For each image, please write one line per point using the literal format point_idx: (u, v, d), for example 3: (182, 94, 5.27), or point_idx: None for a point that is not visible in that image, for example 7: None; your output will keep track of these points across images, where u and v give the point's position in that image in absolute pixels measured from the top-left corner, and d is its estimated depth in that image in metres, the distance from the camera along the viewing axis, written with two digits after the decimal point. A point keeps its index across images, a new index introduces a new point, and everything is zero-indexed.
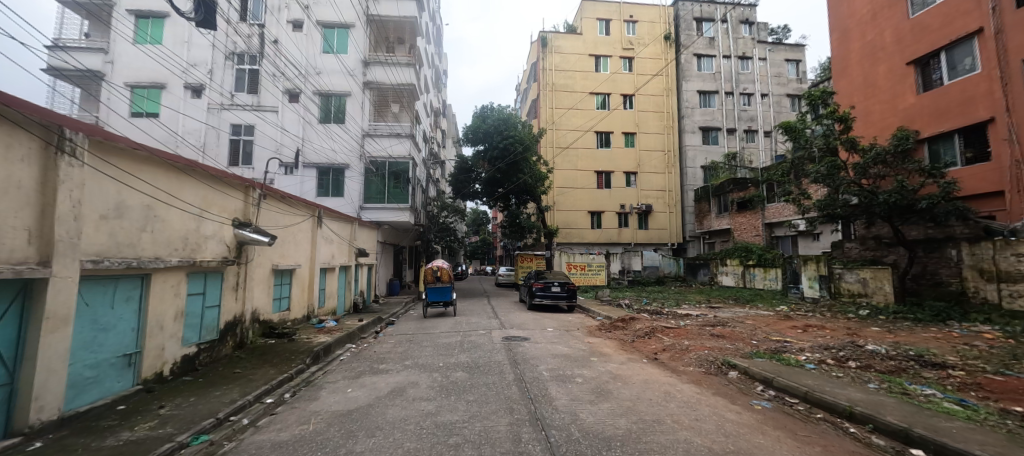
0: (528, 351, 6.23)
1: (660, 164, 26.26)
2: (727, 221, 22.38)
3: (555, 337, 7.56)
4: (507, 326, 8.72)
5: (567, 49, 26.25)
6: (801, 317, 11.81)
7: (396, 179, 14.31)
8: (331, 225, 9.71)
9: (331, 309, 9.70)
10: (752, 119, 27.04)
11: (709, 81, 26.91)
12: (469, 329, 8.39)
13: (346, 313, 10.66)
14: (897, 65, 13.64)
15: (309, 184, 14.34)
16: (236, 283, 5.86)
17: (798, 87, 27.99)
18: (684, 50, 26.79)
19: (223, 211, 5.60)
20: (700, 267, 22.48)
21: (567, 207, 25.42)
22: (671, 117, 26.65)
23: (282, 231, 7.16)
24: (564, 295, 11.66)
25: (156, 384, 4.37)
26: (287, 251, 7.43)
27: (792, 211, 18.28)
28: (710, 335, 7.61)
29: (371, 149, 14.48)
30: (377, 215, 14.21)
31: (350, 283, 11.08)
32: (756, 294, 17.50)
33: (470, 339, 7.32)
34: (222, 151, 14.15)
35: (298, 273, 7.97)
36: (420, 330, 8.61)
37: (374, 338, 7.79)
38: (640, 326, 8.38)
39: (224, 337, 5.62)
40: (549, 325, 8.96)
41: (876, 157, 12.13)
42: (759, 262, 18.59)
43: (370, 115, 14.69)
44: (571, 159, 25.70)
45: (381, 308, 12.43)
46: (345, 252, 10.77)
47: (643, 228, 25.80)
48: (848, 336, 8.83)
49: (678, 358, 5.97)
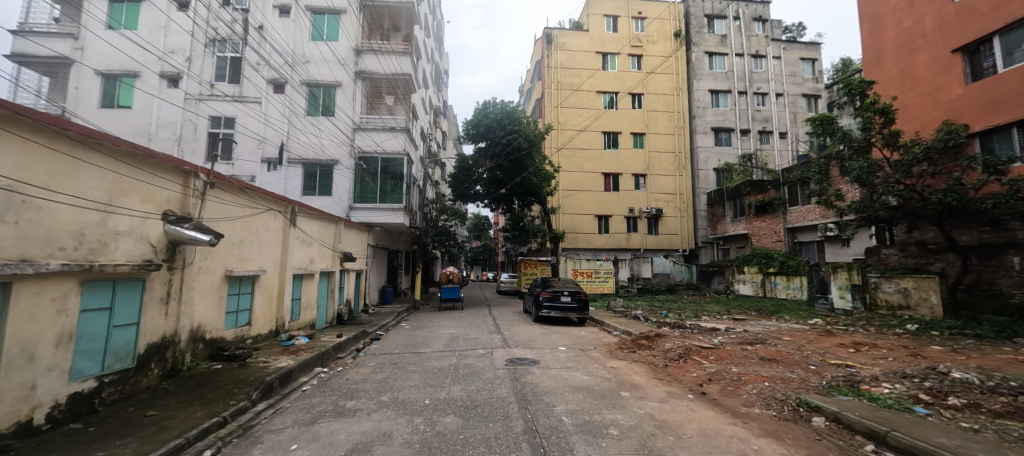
0: (539, 383, 4.88)
1: (671, 166, 24.98)
2: (744, 226, 20.97)
3: (571, 360, 6.22)
4: (512, 344, 7.38)
5: (572, 46, 25.17)
6: (843, 332, 10.46)
7: (388, 177, 13.11)
8: (309, 226, 8.43)
9: (308, 322, 8.40)
10: (767, 120, 25.80)
11: (720, 80, 25.79)
12: (466, 348, 7.07)
13: (327, 326, 9.37)
14: (940, 53, 12.39)
15: (294, 181, 13.05)
16: (166, 294, 4.57)
17: (814, 86, 26.76)
18: (694, 48, 25.74)
19: (147, 202, 4.34)
20: (714, 275, 21.09)
21: (572, 211, 24.15)
22: (682, 117, 25.44)
23: (237, 229, 5.91)
24: (575, 306, 10.34)
25: (17, 440, 2.97)
26: (247, 254, 6.19)
27: (818, 214, 16.95)
28: (757, 358, 6.24)
29: (362, 144, 13.29)
30: (369, 216, 12.95)
31: (332, 291, 9.78)
32: (780, 305, 16.12)
33: (466, 362, 6.00)
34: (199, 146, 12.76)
35: (262, 280, 6.71)
36: (409, 348, 7.28)
37: (351, 360, 6.49)
38: (669, 346, 7.00)
39: (145, 366, 4.30)
40: (560, 342, 7.61)
41: (927, 153, 10.76)
42: (782, 269, 17.24)
43: (362, 107, 13.51)
44: (577, 160, 24.49)
45: (370, 319, 11.12)
46: (327, 257, 9.51)
47: (653, 233, 24.46)
48: (915, 359, 7.44)
49: (732, 393, 4.64)
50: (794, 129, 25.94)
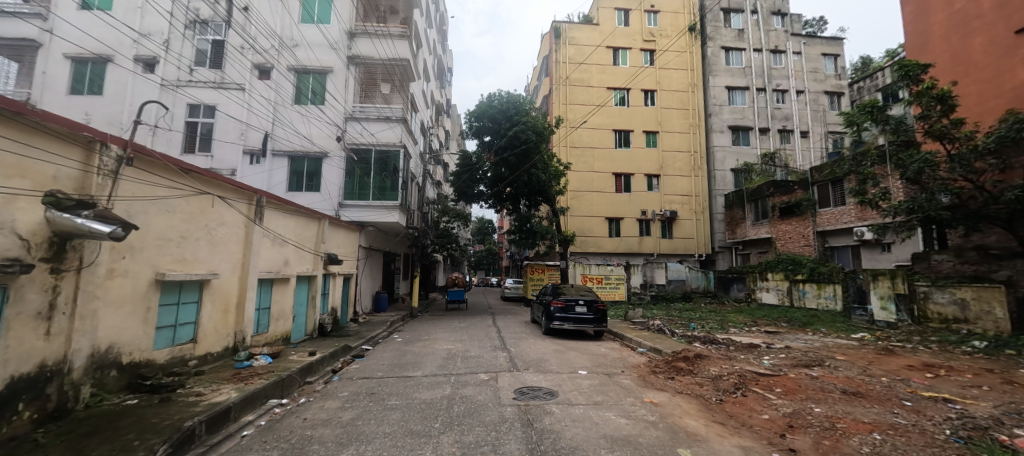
0: (561, 431, 3.52)
1: (686, 166, 23.64)
2: (767, 229, 19.51)
3: (597, 390, 4.86)
4: (520, 366, 6.01)
5: (582, 40, 23.98)
6: (904, 350, 9.02)
7: (382, 172, 11.87)
8: (282, 223, 7.19)
9: (279, 335, 7.13)
10: (787, 118, 24.43)
11: (737, 76, 24.50)
12: (465, 371, 5.73)
13: (305, 339, 8.08)
14: (1000, 34, 10.97)
15: (279, 175, 11.86)
16: (48, 307, 3.24)
17: (837, 83, 25.36)
18: (710, 43, 24.54)
19: (19, 174, 3.02)
20: (733, 282, 19.65)
21: (582, 213, 22.83)
22: (697, 114, 24.11)
23: (175, 222, 4.68)
24: (591, 318, 8.99)
25: None
26: (189, 254, 4.93)
27: (853, 217, 15.47)
28: (839, 392, 4.83)
29: (352, 135, 12.04)
30: (360, 214, 11.73)
31: (312, 299, 8.50)
32: (813, 316, 14.64)
33: (463, 394, 4.64)
34: (176, 136, 11.42)
35: (215, 286, 5.45)
36: (395, 370, 5.94)
37: (320, 387, 5.19)
38: (717, 372, 5.59)
39: (9, 408, 2.91)
40: (579, 363, 6.25)
41: (1000, 144, 9.28)
42: (812, 277, 15.80)
43: (355, 94, 12.29)
44: (587, 160, 23.21)
45: (358, 330, 9.83)
46: (307, 258, 8.25)
47: (667, 237, 23.06)
48: (1021, 390, 5.98)
49: (834, 450, 3.29)
50: (816, 128, 24.53)
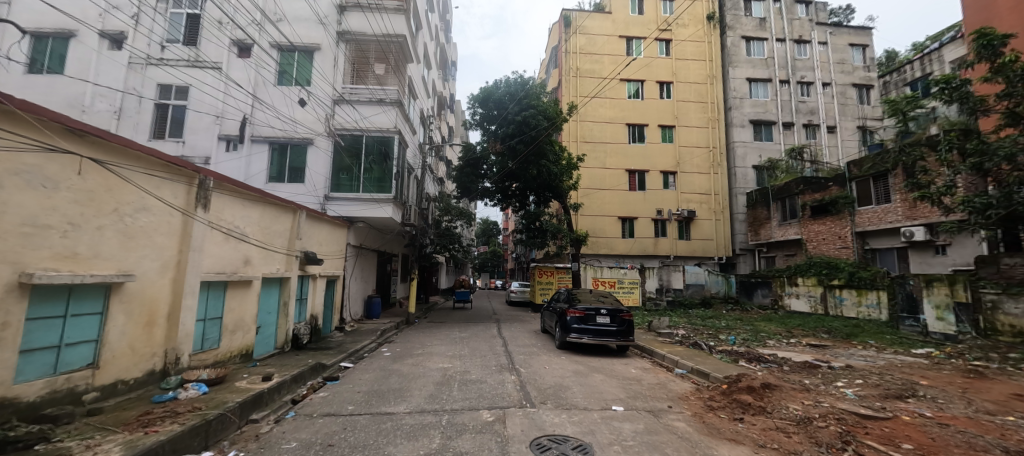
0: None
1: (704, 163, 22.18)
2: (796, 230, 17.92)
3: (648, 443, 3.40)
4: (534, 398, 4.58)
5: (593, 30, 22.62)
6: (993, 372, 7.46)
7: (374, 161, 10.59)
8: (242, 214, 5.86)
9: (234, 352, 5.77)
10: (813, 112, 22.87)
11: (759, 68, 22.99)
12: (462, 407, 4.28)
13: (272, 354, 6.71)
14: None
15: (257, 164, 10.54)
16: None
17: (865, 75, 23.75)
18: (729, 32, 23.10)
19: None
20: (757, 287, 18.22)
21: (592, 212, 21.40)
22: (716, 108, 22.62)
23: (54, 199, 3.33)
24: (614, 330, 7.57)
25: None
26: (80, 245, 3.57)
27: (899, 215, 13.84)
28: (999, 451, 3.34)
29: (340, 120, 10.74)
30: (349, 208, 10.39)
31: (284, 306, 7.14)
32: (854, 326, 13.07)
33: (457, 450, 3.21)
34: (144, 119, 10.31)
35: (131, 291, 4.12)
36: (370, 402, 4.51)
37: (264, 431, 3.78)
38: (802, 412, 4.13)
39: None
40: (609, 394, 4.82)
41: None
42: (851, 282, 14.25)
43: (345, 75, 11.00)
44: (599, 156, 21.80)
45: (342, 341, 8.43)
46: (277, 257, 6.89)
47: (684, 237, 21.56)
48: None
49: None
50: (843, 122, 22.98)
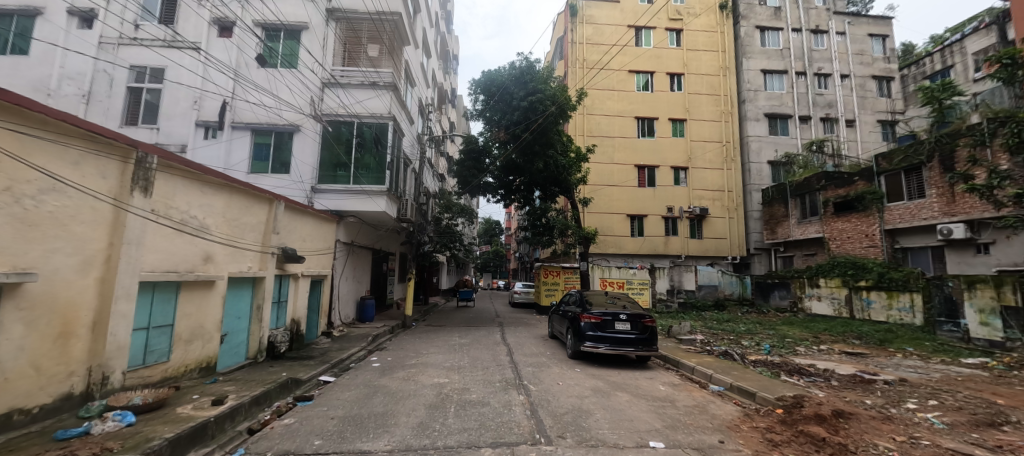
0: None
1: (717, 158, 21.18)
2: (817, 228, 16.90)
3: None
4: (550, 430, 3.63)
5: (600, 19, 21.67)
6: None
7: (366, 149, 9.68)
8: (200, 202, 4.95)
9: (190, 365, 4.87)
10: (831, 105, 21.81)
11: (775, 59, 21.95)
12: (458, 443, 3.33)
13: (241, 365, 5.82)
14: None
15: (238, 153, 9.64)
16: None
17: (886, 67, 22.61)
18: (743, 22, 22.10)
19: None
20: (774, 288, 17.21)
21: (600, 209, 20.45)
22: (729, 100, 21.62)
23: None
24: (634, 338, 6.62)
25: None
26: None
27: (936, 211, 12.80)
28: None
29: (329, 105, 9.84)
30: (337, 201, 9.50)
31: (257, 310, 6.25)
32: (886, 331, 11.97)
33: None
34: (115, 104, 9.35)
35: (36, 294, 3.15)
36: (343, 436, 3.55)
37: None
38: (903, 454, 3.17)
39: None
40: (641, 423, 3.86)
41: None
42: (880, 283, 13.23)
43: (336, 56, 10.12)
44: (606, 150, 20.84)
45: (327, 349, 7.51)
46: (246, 254, 5.95)
47: (696, 236, 20.58)
48: None
49: None
50: (863, 116, 21.92)
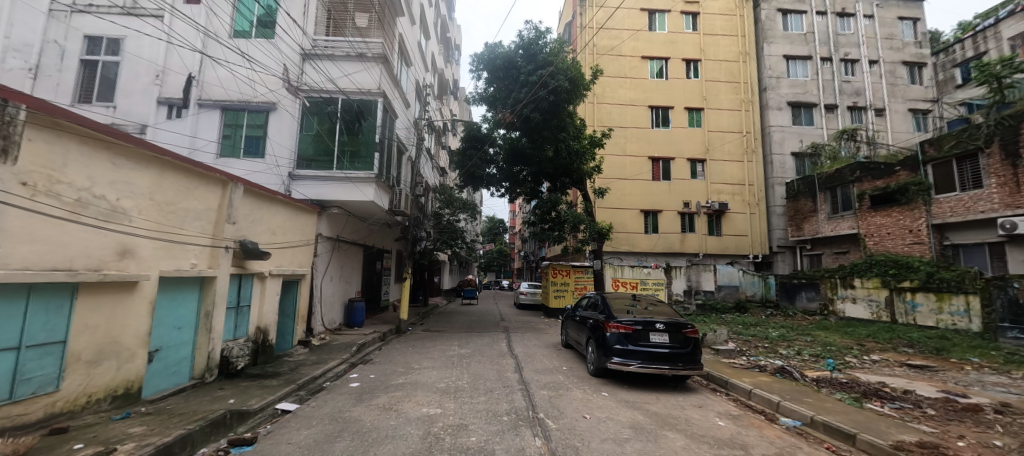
0: None
1: (736, 149, 19.81)
2: (850, 224, 15.49)
3: None
4: None
5: (612, 2, 20.35)
6: None
7: (352, 130, 8.50)
8: (108, 178, 3.70)
9: (96, 393, 3.65)
10: (859, 92, 20.36)
11: (798, 44, 20.53)
12: None
13: (180, 386, 4.65)
14: None
15: (205, 134, 8.50)
16: None
17: (918, 52, 21.08)
18: (764, 5, 20.72)
19: None
20: (801, 289, 15.84)
21: (612, 204, 19.14)
22: (749, 88, 20.24)
23: None
24: (672, 352, 5.35)
25: None
26: None
27: (995, 203, 11.41)
28: None
29: (311, 79, 8.70)
30: (319, 189, 8.30)
31: (206, 318, 5.08)
32: (940, 338, 10.42)
33: None
34: (66, 79, 7.96)
35: None
36: None
37: None
38: None
39: None
40: None
41: None
42: (927, 284, 11.79)
43: (319, 25, 8.95)
44: (618, 141, 19.52)
45: (297, 362, 6.28)
46: (187, 248, 4.73)
47: (714, 233, 19.25)
48: None
49: None
50: (893, 104, 20.46)
